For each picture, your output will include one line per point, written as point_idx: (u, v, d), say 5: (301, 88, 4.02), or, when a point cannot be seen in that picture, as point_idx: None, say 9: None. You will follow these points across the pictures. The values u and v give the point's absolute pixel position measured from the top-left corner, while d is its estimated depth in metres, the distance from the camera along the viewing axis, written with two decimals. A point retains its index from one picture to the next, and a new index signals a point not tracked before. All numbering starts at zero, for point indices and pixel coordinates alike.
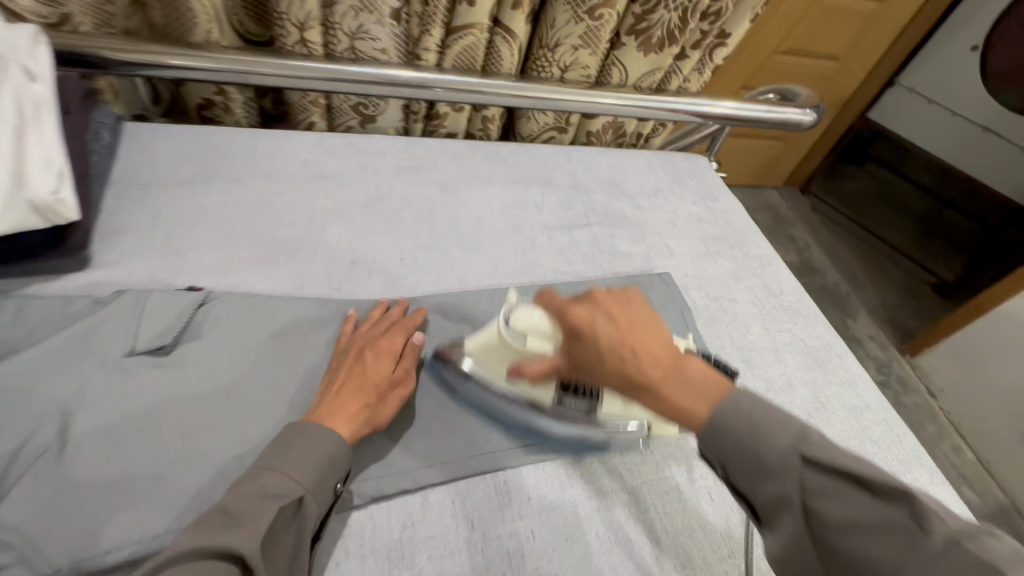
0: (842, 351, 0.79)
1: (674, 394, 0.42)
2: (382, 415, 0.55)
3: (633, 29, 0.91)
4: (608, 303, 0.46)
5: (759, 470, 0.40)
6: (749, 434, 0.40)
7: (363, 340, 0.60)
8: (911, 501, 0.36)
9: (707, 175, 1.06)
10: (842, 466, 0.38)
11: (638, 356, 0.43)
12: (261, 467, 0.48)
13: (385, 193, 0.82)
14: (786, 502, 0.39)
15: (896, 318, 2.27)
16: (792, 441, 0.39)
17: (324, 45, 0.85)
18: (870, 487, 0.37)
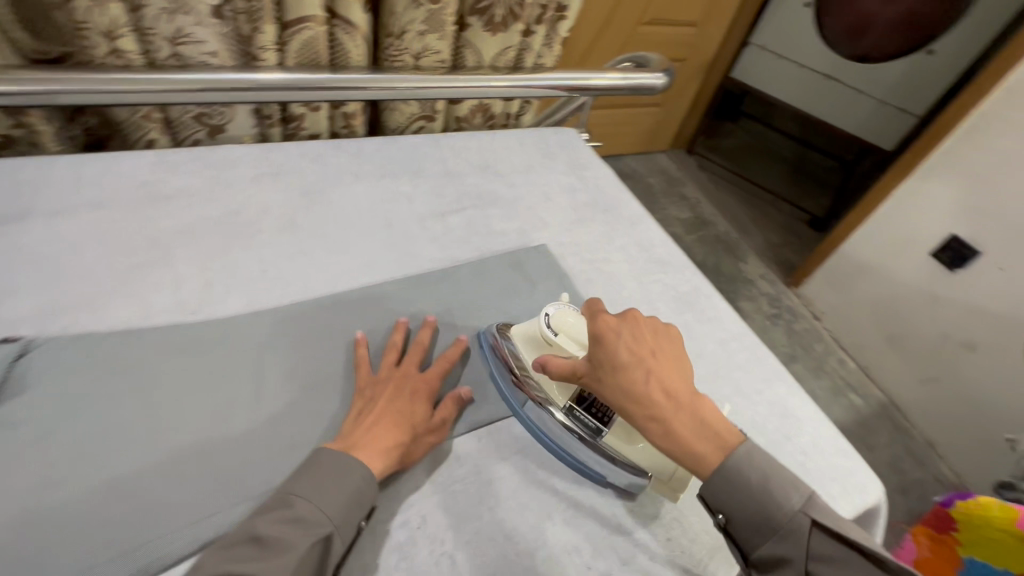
0: (709, 292, 0.86)
1: (683, 425, 0.54)
2: (415, 454, 0.59)
3: (475, 10, 0.92)
4: (642, 326, 0.59)
5: (764, 508, 0.52)
6: (758, 489, 0.52)
7: (399, 375, 0.63)
8: (902, 573, 0.46)
9: (576, 146, 1.10)
10: (842, 535, 0.49)
11: (661, 386, 0.55)
12: (292, 495, 0.51)
13: (239, 205, 0.77)
14: (787, 559, 0.50)
15: (780, 255, 2.50)
16: (798, 503, 0.51)
17: (144, 53, 0.78)
18: (869, 554, 0.48)
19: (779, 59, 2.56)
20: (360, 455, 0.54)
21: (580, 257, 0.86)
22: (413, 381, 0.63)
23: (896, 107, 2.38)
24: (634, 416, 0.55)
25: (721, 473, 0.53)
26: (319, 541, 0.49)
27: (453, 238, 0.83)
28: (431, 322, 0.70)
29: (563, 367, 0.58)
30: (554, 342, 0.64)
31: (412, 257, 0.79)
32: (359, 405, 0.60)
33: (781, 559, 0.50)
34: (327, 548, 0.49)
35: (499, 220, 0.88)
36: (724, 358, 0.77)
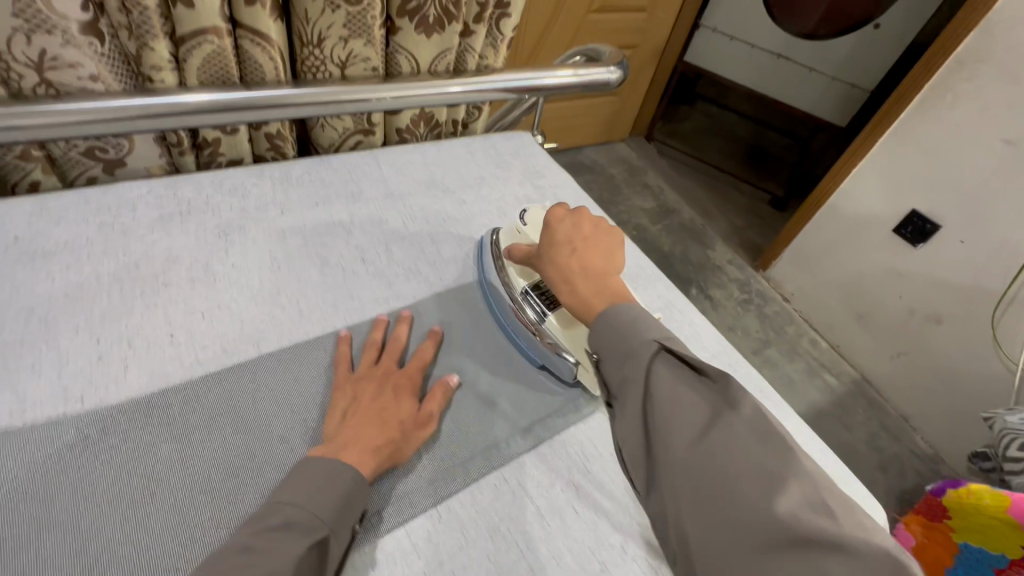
0: (684, 306, 0.79)
1: (584, 287, 0.55)
2: (404, 453, 0.55)
3: (403, 10, 0.82)
4: (587, 223, 0.61)
5: (625, 355, 0.48)
6: (624, 327, 0.50)
7: (379, 372, 0.60)
8: (728, 386, 0.45)
9: (530, 152, 1.01)
10: (685, 357, 0.47)
11: (581, 267, 0.57)
12: (281, 502, 0.48)
13: (140, 256, 0.66)
14: (631, 379, 0.47)
15: (746, 238, 2.49)
16: (651, 335, 0.49)
17: (4, 83, 0.65)
18: (704, 375, 0.46)
19: (730, 41, 2.53)
20: (349, 457, 0.51)
21: None
22: (397, 376, 0.61)
23: (848, 84, 2.40)
24: (555, 283, 0.58)
25: (601, 320, 0.51)
26: (314, 542, 0.46)
27: (399, 270, 0.74)
28: (406, 317, 0.67)
29: (522, 253, 0.68)
30: (523, 230, 0.74)
31: (351, 298, 0.69)
32: (343, 403, 0.57)
33: (629, 376, 0.47)
34: (322, 550, 0.47)
35: (451, 244, 0.79)
36: None
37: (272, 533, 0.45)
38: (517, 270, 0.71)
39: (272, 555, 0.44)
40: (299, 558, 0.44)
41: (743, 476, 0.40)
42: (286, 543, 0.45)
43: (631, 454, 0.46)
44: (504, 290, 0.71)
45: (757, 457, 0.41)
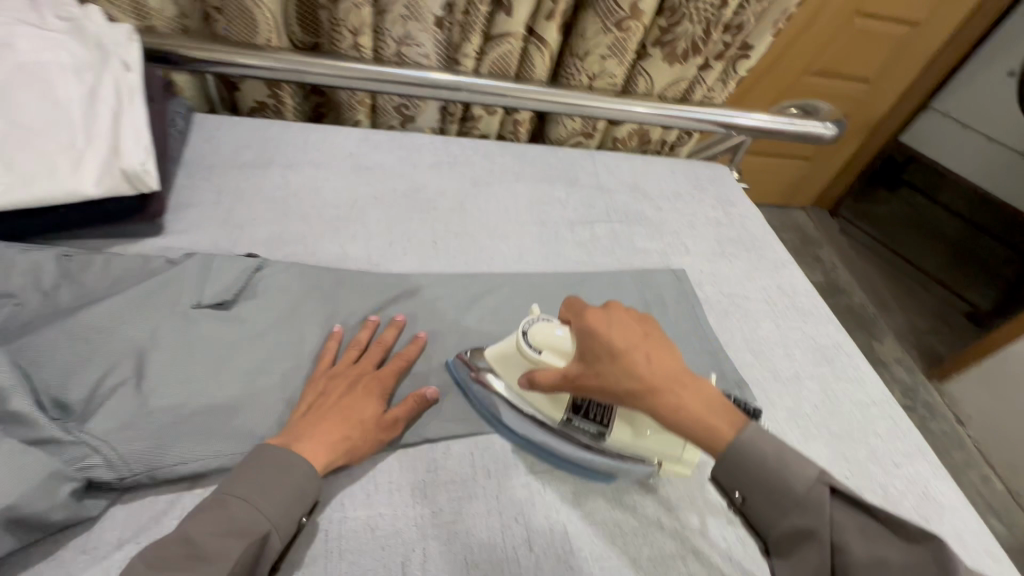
0: (852, 351, 0.81)
1: (693, 404, 0.49)
2: (361, 452, 0.55)
3: (658, 41, 0.99)
4: (623, 314, 0.55)
5: (784, 506, 0.47)
6: (773, 465, 0.47)
7: (353, 372, 0.60)
8: (941, 547, 0.42)
9: (727, 182, 1.10)
10: (863, 501, 0.46)
11: (648, 364, 0.51)
12: (228, 495, 0.47)
13: (420, 184, 0.89)
14: (810, 533, 0.46)
15: (923, 343, 2.22)
16: (816, 474, 0.47)
17: (374, 49, 0.95)
18: (901, 532, 0.44)
19: (962, 128, 2.35)
20: (301, 448, 0.51)
21: (718, 288, 0.86)
22: (368, 378, 0.60)
23: None
24: (636, 401, 0.50)
25: (733, 452, 0.48)
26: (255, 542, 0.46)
27: (598, 246, 0.88)
28: (398, 322, 0.67)
29: (551, 375, 0.54)
30: (535, 357, 0.57)
31: (558, 255, 0.85)
32: (309, 398, 0.57)
33: (802, 531, 0.46)
34: (264, 547, 0.47)
35: (644, 237, 0.91)
36: (860, 420, 0.72)
37: (215, 530, 0.45)
38: (545, 403, 0.60)
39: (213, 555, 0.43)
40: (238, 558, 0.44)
41: (852, 572, 0.44)
42: (228, 543, 0.44)
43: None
44: (480, 386, 0.63)
45: None
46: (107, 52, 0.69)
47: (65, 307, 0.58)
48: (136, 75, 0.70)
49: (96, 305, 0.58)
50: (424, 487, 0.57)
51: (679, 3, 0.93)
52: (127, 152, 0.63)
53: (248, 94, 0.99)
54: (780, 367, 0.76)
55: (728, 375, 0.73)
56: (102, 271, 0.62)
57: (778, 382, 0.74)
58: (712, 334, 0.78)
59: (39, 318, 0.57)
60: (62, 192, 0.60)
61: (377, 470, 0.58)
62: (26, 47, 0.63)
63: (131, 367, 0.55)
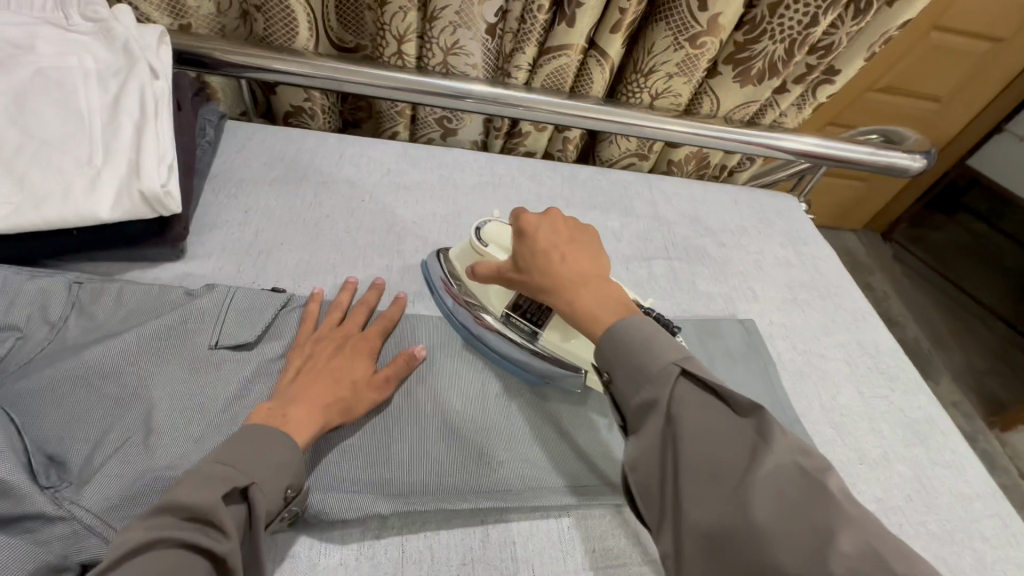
0: (948, 428, 0.70)
1: (585, 295, 0.53)
2: (355, 412, 0.54)
3: (732, 58, 0.89)
4: (558, 222, 0.59)
5: (638, 377, 0.47)
6: (636, 348, 0.48)
7: (338, 335, 0.59)
8: (766, 420, 0.42)
9: (796, 217, 0.99)
10: (709, 381, 0.45)
11: (570, 271, 0.54)
12: (211, 460, 0.43)
13: (462, 208, 0.81)
14: (653, 404, 0.45)
15: (983, 387, 2.04)
16: (673, 358, 0.47)
17: (419, 57, 0.87)
18: (728, 403, 0.44)
19: None
20: (294, 413, 0.50)
21: (791, 343, 0.76)
22: (354, 340, 0.59)
23: None
24: (551, 295, 0.55)
25: (612, 339, 0.49)
26: (234, 497, 0.42)
27: (655, 287, 0.79)
28: (378, 285, 0.65)
29: (490, 269, 0.61)
30: (483, 251, 0.65)
31: None
32: (295, 362, 0.56)
33: (648, 401, 0.45)
34: (248, 504, 0.42)
35: (705, 278, 0.82)
36: (963, 518, 0.61)
37: (199, 484, 0.40)
38: (490, 295, 0.66)
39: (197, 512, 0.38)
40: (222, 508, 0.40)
41: (757, 517, 0.38)
42: (213, 492, 0.40)
43: (640, 483, 0.45)
44: (460, 300, 0.66)
45: (798, 507, 0.38)
46: (133, 54, 0.62)
47: (71, 345, 0.53)
48: (164, 82, 0.63)
49: (107, 344, 0.52)
50: None
51: (762, 17, 0.82)
52: (146, 171, 0.56)
53: (284, 100, 0.93)
54: (866, 446, 0.66)
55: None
56: (116, 302, 0.56)
57: (864, 464, 0.64)
58: (787, 400, 0.68)
59: (43, 358, 0.51)
60: (76, 217, 0.54)
61: (405, 560, 0.50)
62: (48, 50, 0.59)
63: (138, 420, 0.49)
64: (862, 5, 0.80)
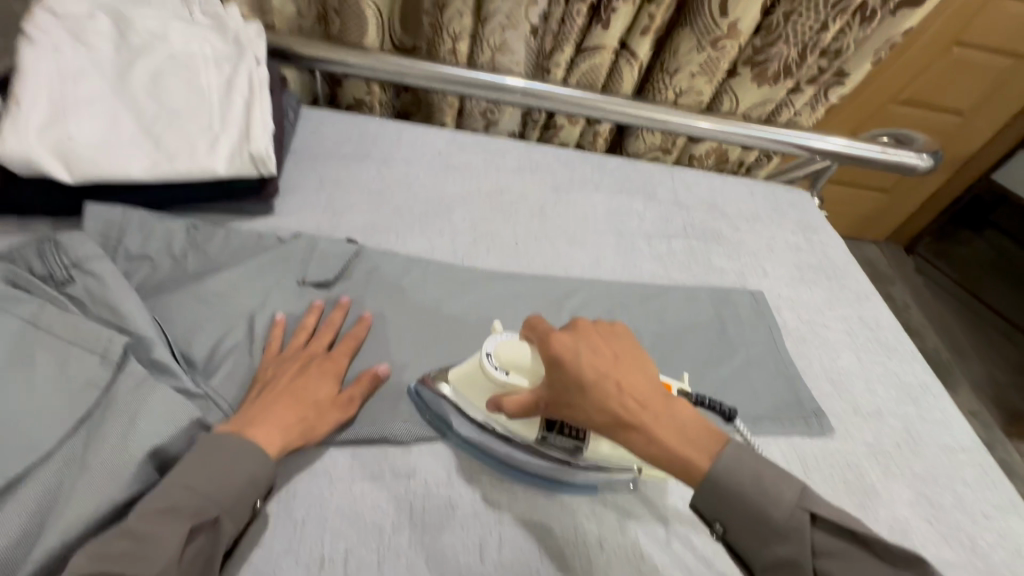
0: (939, 392, 0.77)
1: (665, 434, 0.46)
2: (320, 431, 0.54)
3: (750, 60, 0.98)
4: (593, 336, 0.50)
5: (767, 535, 0.45)
6: (755, 501, 0.46)
7: (305, 354, 0.59)
8: (921, 566, 0.43)
9: (808, 208, 1.07)
10: (845, 526, 0.44)
11: (632, 396, 0.47)
12: (172, 482, 0.45)
13: (504, 186, 0.92)
14: (793, 563, 0.45)
15: (1002, 398, 2.03)
16: (795, 497, 0.46)
17: (469, 55, 0.99)
18: (857, 536, 0.44)
19: None
20: (253, 432, 0.50)
21: (796, 313, 0.84)
22: (319, 360, 0.59)
23: None
24: (613, 436, 0.47)
25: (710, 481, 0.46)
26: (199, 530, 0.44)
27: (674, 260, 0.88)
28: (342, 303, 0.65)
29: (521, 401, 0.50)
30: (494, 378, 0.53)
31: (634, 266, 0.86)
32: (259, 383, 0.56)
33: (787, 564, 0.45)
34: (214, 534, 0.45)
35: (720, 256, 0.91)
36: (946, 466, 0.68)
37: (158, 516, 0.43)
38: (514, 422, 0.55)
39: (154, 549, 0.41)
40: (181, 549, 0.42)
41: (819, 565, 0.44)
42: (170, 532, 0.42)
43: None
44: (453, 410, 0.57)
45: None
46: (243, 46, 0.75)
47: (190, 273, 0.65)
48: (265, 68, 0.75)
49: (219, 274, 0.64)
50: (500, 474, 0.57)
51: (777, 23, 0.92)
52: (253, 136, 0.69)
53: (348, 92, 1.06)
54: (859, 400, 0.74)
55: (804, 400, 0.72)
56: (222, 243, 0.68)
57: (857, 415, 0.72)
58: (789, 359, 0.76)
59: (170, 282, 0.63)
60: (197, 171, 0.66)
61: (457, 453, 0.58)
62: (178, 39, 0.72)
63: (245, 332, 0.61)
64: (868, 14, 0.90)
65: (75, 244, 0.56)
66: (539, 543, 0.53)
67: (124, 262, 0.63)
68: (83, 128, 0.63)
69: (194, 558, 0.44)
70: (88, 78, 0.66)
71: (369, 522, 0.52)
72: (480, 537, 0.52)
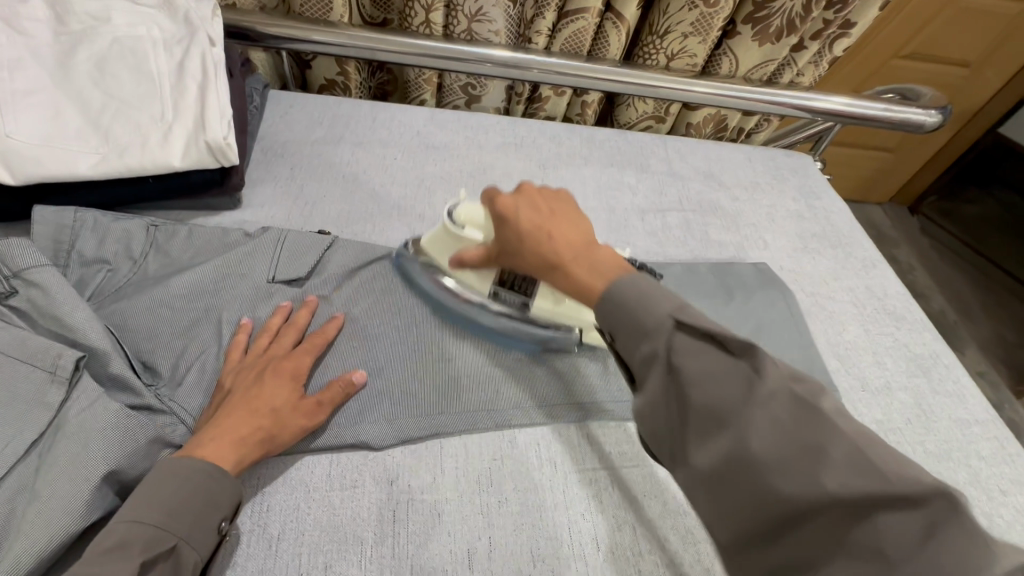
0: (952, 363, 0.73)
1: (580, 267, 0.47)
2: (279, 441, 0.50)
3: (751, 17, 0.91)
4: (535, 196, 0.54)
5: (637, 335, 0.40)
6: (635, 301, 0.41)
7: (263, 359, 0.54)
8: (759, 356, 0.36)
9: (810, 173, 1.01)
10: (710, 330, 0.38)
11: (551, 238, 0.50)
12: (117, 521, 0.41)
13: (487, 165, 0.87)
14: (653, 359, 0.39)
15: (1012, 356, 1.96)
16: (667, 307, 0.40)
17: (445, 26, 0.93)
18: (732, 346, 0.37)
19: None
20: (204, 451, 0.46)
21: (800, 286, 0.80)
22: (278, 362, 0.54)
23: None
24: (543, 276, 0.50)
25: (607, 303, 0.43)
26: (155, 559, 0.40)
27: (668, 235, 0.84)
28: (309, 302, 0.61)
29: (476, 255, 0.59)
30: (458, 232, 0.62)
31: (626, 243, 0.81)
32: (218, 396, 0.52)
33: (647, 358, 0.39)
34: (175, 562, 0.42)
35: (717, 228, 0.86)
36: (961, 440, 0.65)
37: (100, 554, 0.38)
38: (475, 278, 0.63)
39: None
40: None
41: (756, 449, 0.33)
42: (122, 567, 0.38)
43: (651, 432, 0.40)
44: (429, 276, 0.65)
45: (792, 440, 0.32)
46: (194, 25, 0.69)
47: (151, 277, 0.61)
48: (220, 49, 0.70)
49: (182, 274, 0.60)
50: (490, 474, 0.54)
51: None
52: (210, 124, 0.63)
53: (319, 73, 1.00)
54: (867, 374, 0.70)
55: None
56: (186, 242, 0.64)
57: (865, 391, 0.68)
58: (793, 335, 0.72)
59: (130, 286, 0.59)
60: (153, 166, 0.62)
61: (443, 456, 0.55)
62: (122, 21, 0.66)
63: (212, 338, 0.57)
64: None
65: (14, 253, 0.51)
66: (531, 546, 0.50)
67: (78, 268, 0.59)
68: (23, 123, 0.58)
69: None
70: (26, 69, 0.61)
71: (349, 533, 0.49)
72: (469, 543, 0.50)
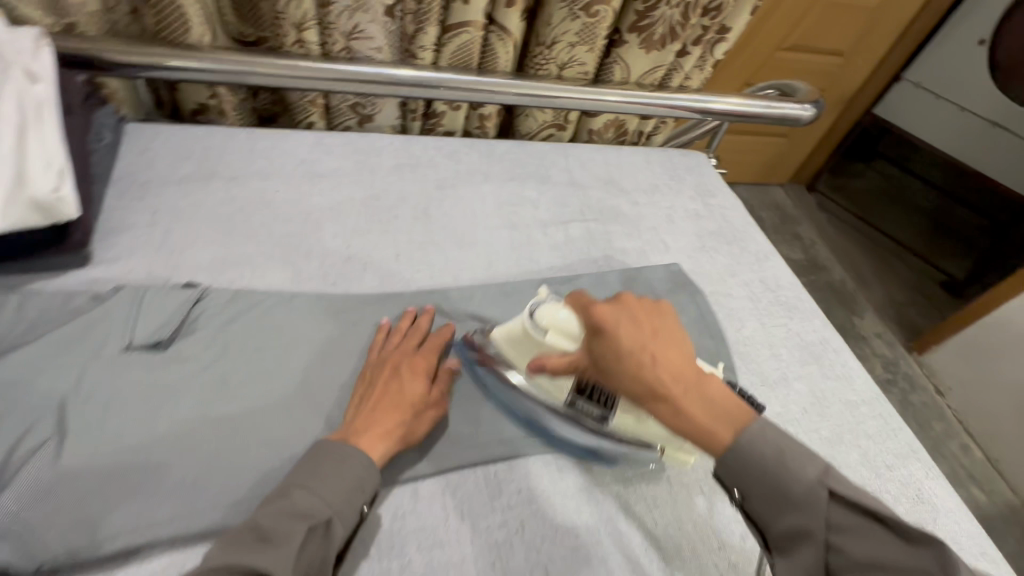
0: (839, 347, 0.78)
1: (695, 408, 0.44)
2: (417, 433, 0.55)
3: (634, 27, 0.92)
4: (636, 307, 0.48)
5: (779, 497, 0.42)
6: (773, 461, 0.42)
7: (396, 356, 0.60)
8: (946, 552, 0.38)
9: (705, 171, 1.05)
10: (870, 506, 0.40)
11: (657, 363, 0.45)
12: (291, 487, 0.47)
13: (381, 190, 0.82)
14: (805, 533, 0.41)
15: (903, 315, 2.12)
16: (817, 475, 0.42)
17: (321, 44, 0.87)
18: (897, 528, 0.40)
19: (937, 99, 2.10)
20: (358, 442, 0.51)
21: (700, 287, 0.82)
22: (409, 361, 0.59)
23: None
24: (638, 403, 0.46)
25: (737, 457, 0.43)
26: (315, 527, 0.45)
27: (573, 248, 0.83)
28: (427, 308, 0.66)
29: (560, 363, 0.52)
30: (532, 332, 0.56)
31: (532, 261, 0.80)
32: (361, 391, 0.57)
33: (799, 532, 0.41)
34: (327, 535, 0.46)
35: (620, 236, 0.87)
36: (851, 422, 0.69)
37: (281, 513, 0.45)
38: (552, 386, 0.59)
39: (280, 540, 0.43)
40: (300, 545, 0.44)
41: None
42: (291, 526, 0.44)
43: (750, 506, 0.45)
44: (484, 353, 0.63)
45: None
46: (5, 56, 0.59)
47: None
48: (45, 86, 0.61)
49: (14, 352, 0.52)
50: (389, 536, 0.51)
51: None
52: (33, 176, 0.56)
53: (188, 97, 0.90)
54: (766, 368, 0.73)
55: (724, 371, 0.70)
56: (17, 314, 0.56)
57: (765, 385, 0.71)
58: (701, 337, 0.74)
59: None
60: None
61: None
62: None
63: (51, 428, 0.49)
64: None
65: None
66: None
67: None
68: None
69: (310, 558, 0.44)
70: None
71: None
72: None
